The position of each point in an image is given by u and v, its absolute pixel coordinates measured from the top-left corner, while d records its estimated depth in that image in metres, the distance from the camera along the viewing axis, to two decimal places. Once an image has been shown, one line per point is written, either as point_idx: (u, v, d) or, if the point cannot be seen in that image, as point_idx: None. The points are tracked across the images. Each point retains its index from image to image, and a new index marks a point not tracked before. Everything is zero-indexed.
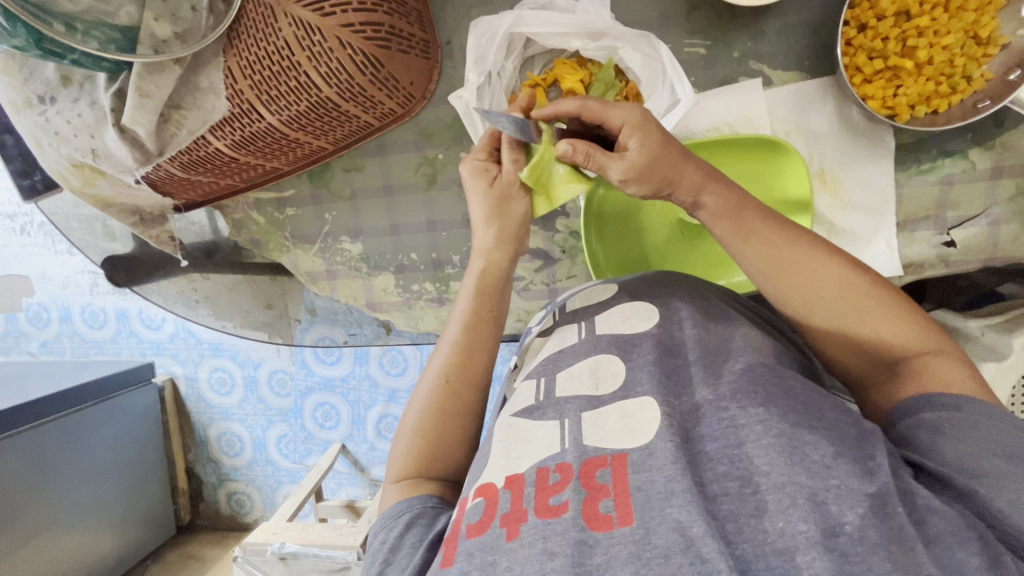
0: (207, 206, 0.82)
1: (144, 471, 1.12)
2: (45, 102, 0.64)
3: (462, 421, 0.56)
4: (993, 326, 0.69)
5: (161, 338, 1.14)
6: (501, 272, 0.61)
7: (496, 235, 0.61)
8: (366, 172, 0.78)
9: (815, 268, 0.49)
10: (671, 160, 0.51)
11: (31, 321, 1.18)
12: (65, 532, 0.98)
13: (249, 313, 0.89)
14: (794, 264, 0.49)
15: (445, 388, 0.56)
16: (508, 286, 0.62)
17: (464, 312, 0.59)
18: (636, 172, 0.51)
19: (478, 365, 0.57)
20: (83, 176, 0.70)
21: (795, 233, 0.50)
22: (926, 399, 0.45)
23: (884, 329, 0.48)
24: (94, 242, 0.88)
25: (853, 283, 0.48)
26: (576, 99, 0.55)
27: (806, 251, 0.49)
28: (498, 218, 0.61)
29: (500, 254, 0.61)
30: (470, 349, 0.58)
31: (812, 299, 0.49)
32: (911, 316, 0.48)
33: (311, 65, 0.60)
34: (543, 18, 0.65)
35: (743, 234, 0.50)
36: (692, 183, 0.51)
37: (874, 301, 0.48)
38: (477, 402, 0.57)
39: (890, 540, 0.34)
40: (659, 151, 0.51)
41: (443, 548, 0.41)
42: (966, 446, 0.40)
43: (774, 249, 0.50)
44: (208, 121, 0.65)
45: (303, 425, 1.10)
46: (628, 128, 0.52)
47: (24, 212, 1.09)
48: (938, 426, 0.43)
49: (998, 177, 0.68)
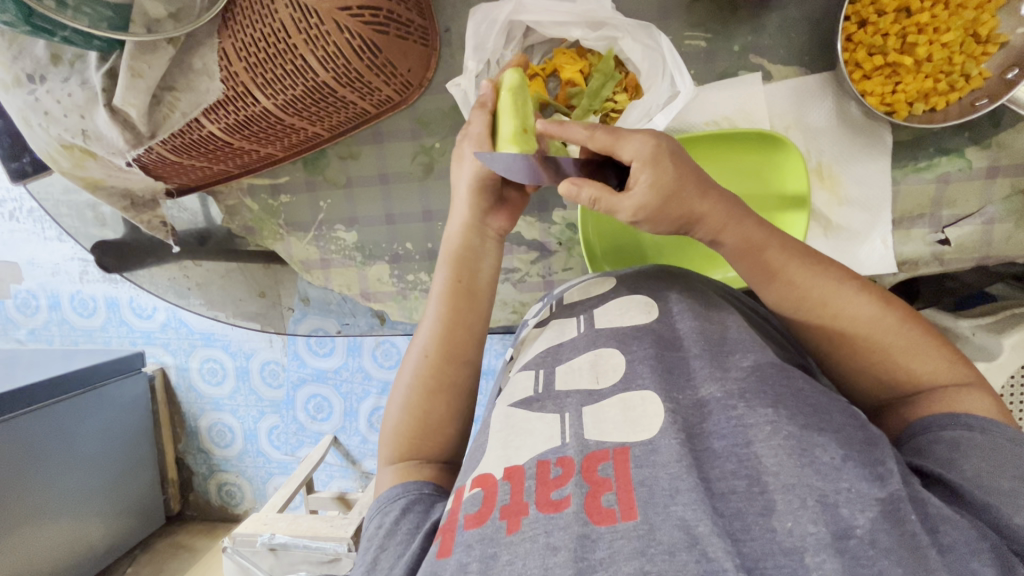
0: (200, 192, 0.81)
1: (134, 461, 1.11)
2: (34, 81, 0.63)
3: (449, 401, 0.55)
4: (984, 326, 0.72)
5: (151, 327, 1.12)
6: (473, 243, 0.60)
7: (466, 206, 0.60)
8: (362, 160, 0.77)
9: (843, 303, 0.48)
10: (683, 184, 0.45)
11: (19, 308, 1.16)
12: (53, 521, 0.97)
13: (241, 302, 0.88)
14: (819, 302, 0.48)
15: (428, 366, 0.56)
16: (487, 254, 0.60)
17: (442, 285, 0.59)
18: (648, 212, 0.46)
19: (462, 342, 0.57)
20: (73, 157, 0.69)
21: (824, 266, 0.49)
22: (948, 417, 0.44)
23: (910, 362, 0.47)
24: (84, 228, 0.86)
25: (881, 320, 0.48)
26: (585, 127, 0.47)
27: (833, 288, 0.48)
28: (467, 188, 0.59)
29: (468, 225, 0.60)
30: (457, 322, 0.57)
31: (838, 335, 0.49)
32: (939, 349, 0.47)
33: (308, 48, 0.59)
34: (543, 5, 0.65)
35: (768, 274, 0.49)
36: (714, 223, 0.48)
37: (903, 335, 0.47)
38: (469, 383, 0.57)
39: (903, 545, 0.34)
40: (674, 190, 0.45)
41: (440, 538, 0.41)
42: (986, 463, 0.40)
43: (801, 288, 0.49)
44: (201, 104, 0.64)
45: (295, 416, 1.09)
46: (637, 164, 0.45)
47: (14, 196, 1.07)
48: (958, 442, 0.42)
49: (994, 175, 0.68)
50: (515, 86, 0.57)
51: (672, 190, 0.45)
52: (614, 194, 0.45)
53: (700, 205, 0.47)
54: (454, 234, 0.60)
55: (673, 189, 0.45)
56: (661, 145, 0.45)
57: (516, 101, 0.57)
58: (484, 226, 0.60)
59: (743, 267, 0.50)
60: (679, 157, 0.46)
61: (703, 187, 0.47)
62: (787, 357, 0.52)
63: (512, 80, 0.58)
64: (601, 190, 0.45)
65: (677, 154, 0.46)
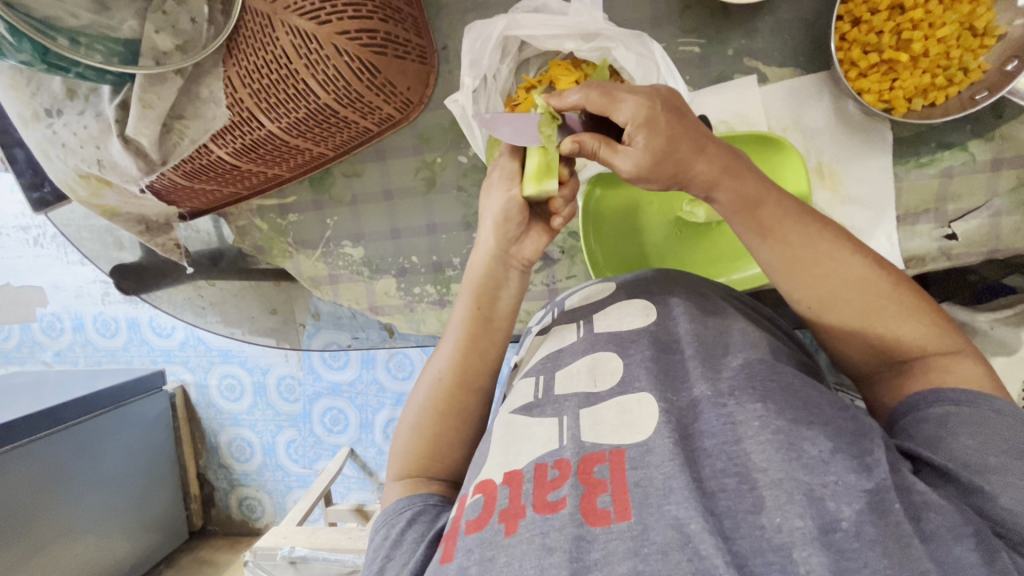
0: (213, 214, 0.84)
1: (156, 476, 1.14)
2: (52, 115, 0.65)
3: (458, 426, 0.57)
4: (1004, 320, 0.70)
5: (171, 345, 1.15)
6: (495, 273, 0.59)
7: (490, 240, 0.59)
8: (366, 177, 0.79)
9: (837, 264, 0.47)
10: (678, 154, 0.47)
11: (44, 330, 1.20)
12: (79, 538, 0.99)
13: (255, 319, 0.91)
14: (813, 261, 0.48)
15: (441, 388, 0.57)
16: (508, 285, 0.60)
17: (463, 313, 0.60)
18: (641, 173, 0.48)
19: (474, 370, 0.58)
20: (90, 186, 0.71)
21: (820, 227, 0.48)
22: (932, 393, 0.44)
23: (899, 327, 0.47)
24: (105, 252, 0.90)
25: (874, 282, 0.47)
26: (580, 91, 0.50)
27: (829, 249, 0.48)
28: (492, 222, 0.58)
29: (492, 255, 0.59)
30: (474, 352, 0.58)
31: (831, 298, 0.48)
32: (929, 316, 0.47)
33: (309, 72, 0.61)
34: (537, 20, 0.66)
35: (761, 231, 0.49)
36: (706, 179, 0.48)
37: (895, 300, 0.47)
38: (474, 402, 0.58)
39: (887, 535, 0.34)
40: (667, 152, 0.47)
41: (443, 545, 0.42)
42: (973, 440, 0.40)
43: (793, 246, 0.48)
44: (208, 130, 0.66)
45: (312, 429, 1.11)
46: (631, 126, 0.47)
47: (37, 224, 1.11)
48: (944, 419, 0.42)
49: (999, 168, 0.67)
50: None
51: (665, 150, 0.47)
52: (612, 152, 0.49)
53: (696, 163, 0.48)
54: (477, 263, 0.60)
55: (666, 150, 0.47)
56: (654, 106, 0.47)
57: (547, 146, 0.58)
58: (507, 256, 0.60)
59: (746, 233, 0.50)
60: (673, 117, 0.47)
61: (698, 145, 0.48)
62: (797, 359, 0.52)
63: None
64: (598, 142, 0.49)
65: (671, 114, 0.48)
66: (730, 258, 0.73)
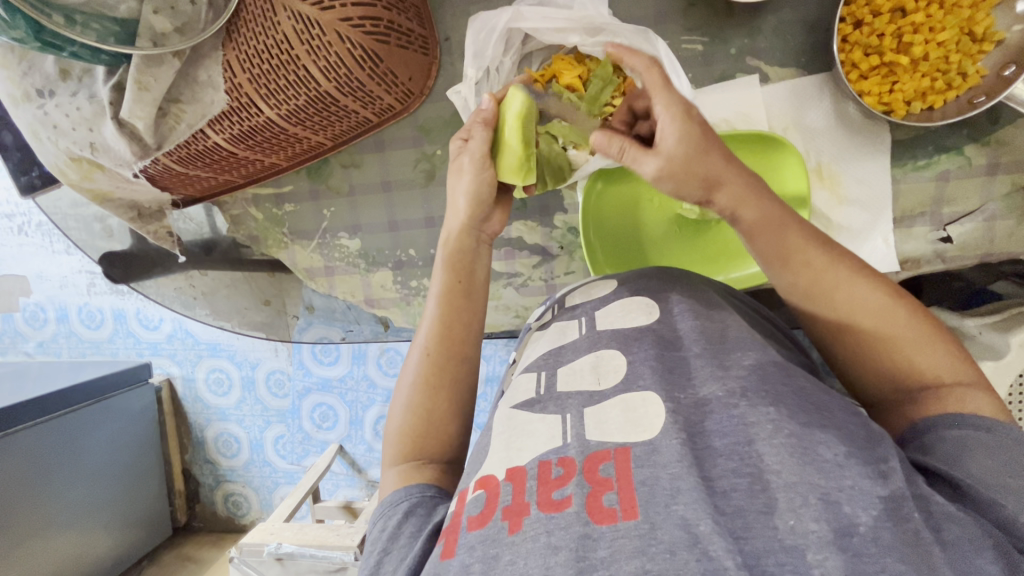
0: (205, 203, 0.82)
1: (141, 470, 1.12)
2: (44, 95, 0.64)
3: (451, 398, 0.56)
4: (992, 325, 0.70)
5: (158, 337, 1.13)
6: (468, 245, 0.61)
7: (461, 213, 0.61)
8: (365, 169, 0.78)
9: (851, 291, 0.49)
10: (712, 168, 0.49)
11: (27, 320, 1.17)
12: (60, 532, 0.97)
13: (246, 311, 0.89)
14: (830, 287, 0.50)
15: (429, 362, 0.57)
16: (481, 256, 0.62)
17: (439, 285, 0.60)
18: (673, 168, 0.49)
19: (462, 339, 0.58)
20: (81, 170, 0.70)
21: (839, 255, 0.50)
22: (951, 417, 0.44)
23: (913, 356, 0.47)
24: (92, 240, 0.88)
25: (890, 310, 0.48)
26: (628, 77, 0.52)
27: (846, 275, 0.50)
28: (465, 197, 0.61)
29: (464, 228, 0.61)
30: (456, 321, 0.58)
31: (846, 321, 0.50)
32: (946, 349, 0.47)
33: (310, 58, 0.60)
34: (541, 13, 0.65)
35: (783, 255, 0.51)
36: (734, 194, 0.50)
37: (910, 328, 0.48)
38: (469, 375, 0.58)
39: (905, 542, 0.34)
40: (694, 153, 0.49)
41: (443, 540, 0.41)
42: (993, 462, 0.40)
43: (812, 270, 0.50)
44: (205, 115, 0.65)
45: (301, 425, 1.09)
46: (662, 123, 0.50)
47: (23, 211, 1.08)
48: (964, 441, 0.42)
49: (994, 173, 0.68)
50: (522, 114, 0.60)
51: (692, 153, 0.49)
52: (640, 151, 0.51)
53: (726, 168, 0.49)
54: (452, 234, 0.62)
55: (691, 151, 0.49)
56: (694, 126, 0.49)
57: (523, 132, 0.60)
58: (479, 230, 0.62)
59: (759, 246, 0.51)
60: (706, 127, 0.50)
61: (728, 156, 0.50)
62: (795, 357, 0.52)
63: (519, 107, 0.60)
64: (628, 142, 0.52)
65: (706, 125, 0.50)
66: (729, 257, 0.73)
